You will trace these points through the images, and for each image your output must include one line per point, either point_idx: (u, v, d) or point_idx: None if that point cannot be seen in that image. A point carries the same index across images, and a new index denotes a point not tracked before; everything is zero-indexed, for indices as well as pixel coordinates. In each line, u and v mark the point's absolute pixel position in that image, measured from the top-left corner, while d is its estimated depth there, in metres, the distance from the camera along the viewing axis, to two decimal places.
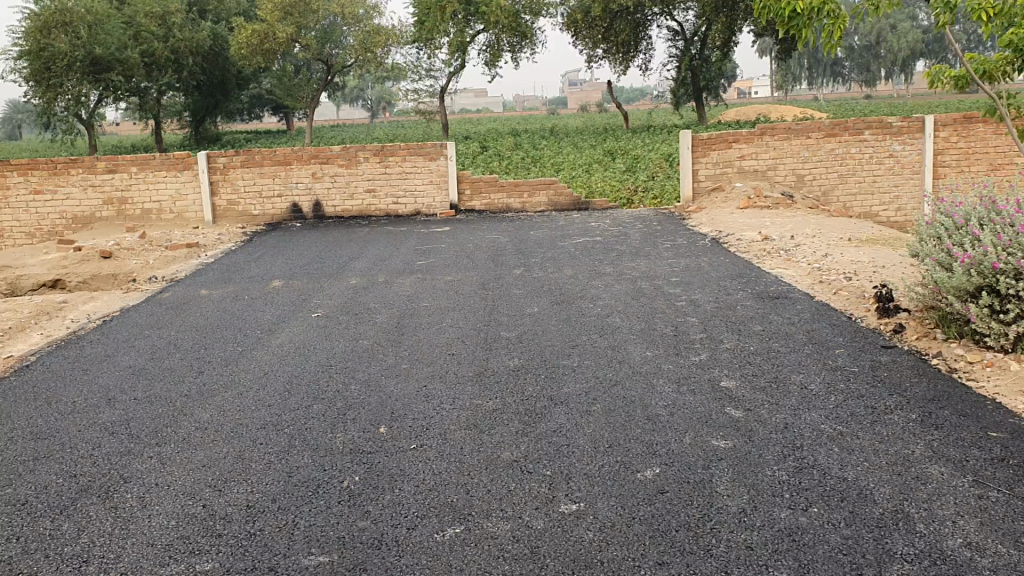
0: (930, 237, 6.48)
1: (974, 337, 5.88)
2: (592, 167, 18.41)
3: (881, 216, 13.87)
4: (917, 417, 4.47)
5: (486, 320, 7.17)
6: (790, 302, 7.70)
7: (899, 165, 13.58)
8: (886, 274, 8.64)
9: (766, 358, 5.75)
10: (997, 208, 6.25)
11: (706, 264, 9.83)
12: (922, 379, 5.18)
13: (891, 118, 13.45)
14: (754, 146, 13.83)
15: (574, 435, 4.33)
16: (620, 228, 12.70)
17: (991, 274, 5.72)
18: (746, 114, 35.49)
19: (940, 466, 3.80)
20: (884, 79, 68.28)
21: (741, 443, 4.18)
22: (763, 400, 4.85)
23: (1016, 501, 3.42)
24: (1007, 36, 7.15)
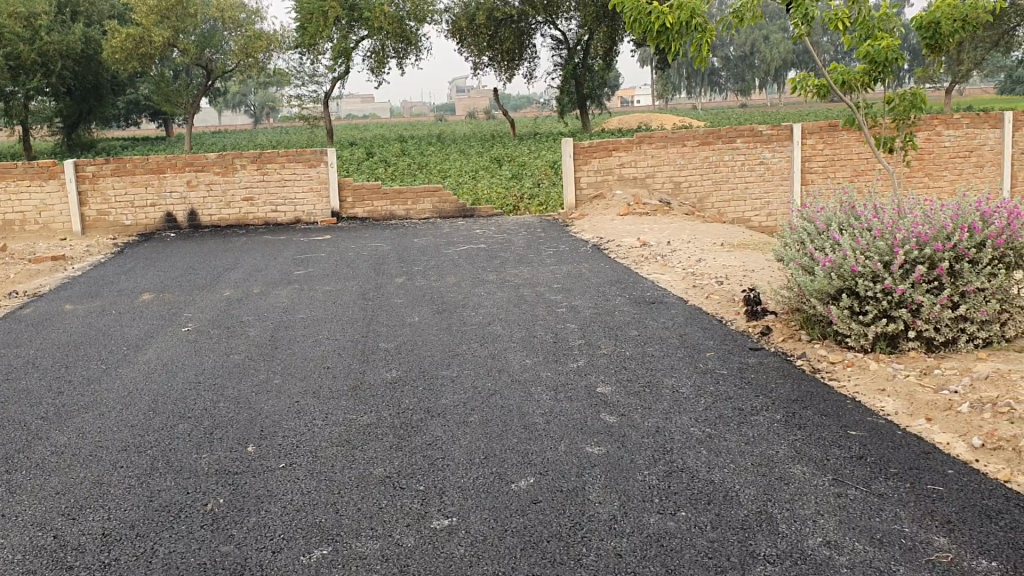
0: (794, 241, 6.70)
1: (835, 338, 6.13)
2: (477, 174, 18.42)
3: (754, 220, 14.32)
4: (782, 417, 4.60)
5: (364, 331, 7.06)
6: (665, 307, 7.85)
7: (768, 172, 14.07)
8: (755, 277, 8.93)
9: (641, 363, 5.84)
10: (855, 213, 6.57)
11: (586, 270, 9.95)
12: (787, 380, 5.35)
13: (761, 127, 13.93)
14: (632, 154, 13.99)
15: (448, 448, 4.29)
16: (503, 235, 12.73)
17: (851, 277, 5.97)
18: (628, 122, 36.20)
19: (803, 465, 3.92)
20: (758, 89, 70.85)
21: (613, 449, 4.21)
22: (636, 405, 4.92)
23: (872, 498, 3.55)
24: (865, 48, 7.46)
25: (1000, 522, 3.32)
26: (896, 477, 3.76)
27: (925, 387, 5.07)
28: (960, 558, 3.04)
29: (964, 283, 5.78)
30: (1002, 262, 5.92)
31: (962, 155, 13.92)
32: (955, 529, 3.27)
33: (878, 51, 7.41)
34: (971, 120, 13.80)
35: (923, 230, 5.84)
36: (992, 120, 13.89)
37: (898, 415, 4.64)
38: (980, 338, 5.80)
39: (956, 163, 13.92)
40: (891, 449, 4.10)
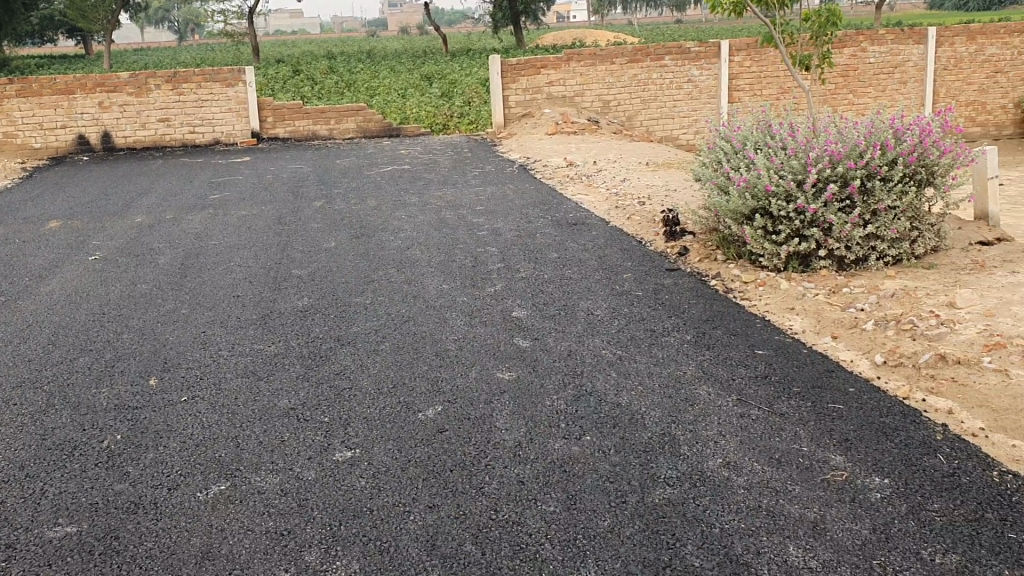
0: (712, 162, 6.67)
1: (750, 258, 6.16)
2: (405, 92, 18.00)
3: (681, 139, 14.31)
4: (691, 338, 4.63)
5: (279, 258, 6.89)
6: (587, 228, 7.81)
7: (696, 91, 14.01)
8: (679, 197, 8.95)
9: (558, 285, 5.81)
10: (771, 132, 6.54)
11: (511, 192, 9.84)
12: (701, 300, 5.37)
13: (689, 44, 13.79)
14: (561, 72, 13.75)
15: (357, 377, 4.21)
16: (428, 155, 12.52)
17: (765, 198, 5.96)
18: (561, 38, 35.72)
19: (709, 386, 3.94)
20: (692, 4, 70.22)
21: (524, 373, 4.18)
22: (550, 328, 4.89)
23: (774, 418, 3.59)
24: None
25: (895, 439, 3.38)
26: (798, 396, 3.81)
27: (833, 305, 5.13)
28: (855, 476, 3.09)
29: (875, 201, 5.85)
30: (913, 180, 6.01)
31: (886, 71, 14.01)
32: (852, 447, 3.32)
33: None
34: (895, 36, 13.86)
35: (836, 149, 5.85)
36: (916, 36, 13.97)
37: (805, 333, 4.69)
38: (891, 255, 5.90)
39: (881, 79, 14.01)
40: (796, 368, 4.15)
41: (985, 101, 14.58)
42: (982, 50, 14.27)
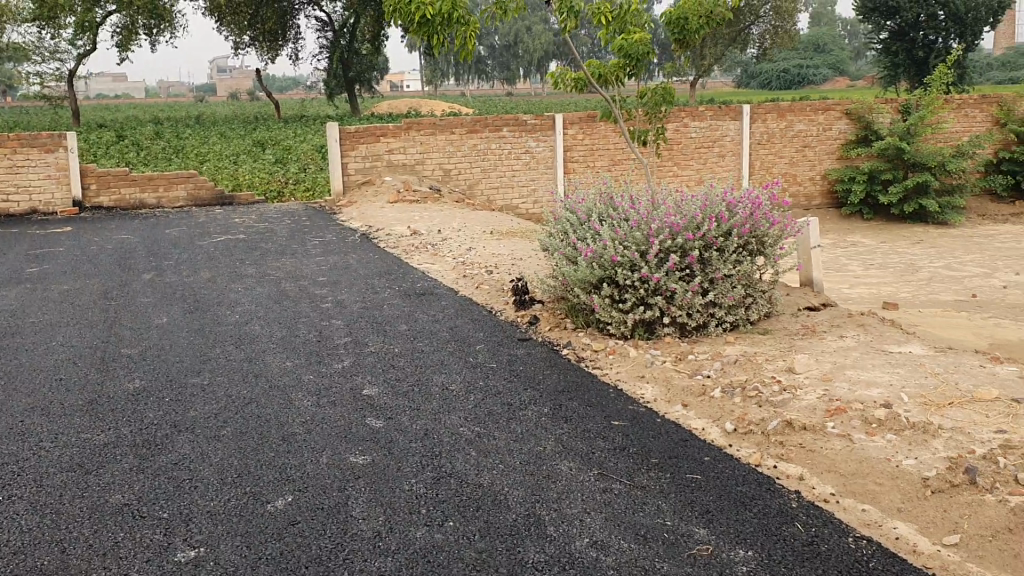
0: (559, 232, 6.73)
1: (598, 326, 6.22)
2: (238, 158, 17.53)
3: (521, 209, 14.45)
4: (548, 411, 4.58)
5: (105, 336, 6.42)
6: (434, 298, 7.72)
7: (534, 161, 14.24)
8: (524, 266, 9.02)
9: (409, 360, 5.67)
10: (614, 204, 6.69)
11: (354, 262, 9.64)
12: (554, 371, 5.36)
13: (526, 116, 14.04)
14: (400, 140, 13.70)
15: (198, 467, 3.92)
16: (265, 224, 12.14)
17: (611, 267, 6.05)
18: (397, 108, 35.86)
19: (570, 461, 3.89)
20: (523, 77, 72.20)
21: (379, 457, 4.00)
22: (404, 407, 4.73)
23: (636, 492, 3.57)
24: (617, 42, 7.41)
25: (753, 508, 3.41)
26: (658, 468, 3.81)
27: (681, 372, 5.22)
28: (719, 550, 3.09)
29: (712, 270, 6.04)
30: (746, 250, 6.26)
31: (707, 145, 14.72)
32: (713, 519, 3.32)
33: (629, 44, 7.39)
34: (713, 112, 14.60)
35: (676, 220, 6.03)
36: (732, 113, 14.73)
37: (658, 402, 4.74)
38: (729, 321, 6.09)
39: (702, 153, 14.70)
40: (652, 438, 4.16)
41: (796, 173, 15.36)
42: (791, 126, 15.16)
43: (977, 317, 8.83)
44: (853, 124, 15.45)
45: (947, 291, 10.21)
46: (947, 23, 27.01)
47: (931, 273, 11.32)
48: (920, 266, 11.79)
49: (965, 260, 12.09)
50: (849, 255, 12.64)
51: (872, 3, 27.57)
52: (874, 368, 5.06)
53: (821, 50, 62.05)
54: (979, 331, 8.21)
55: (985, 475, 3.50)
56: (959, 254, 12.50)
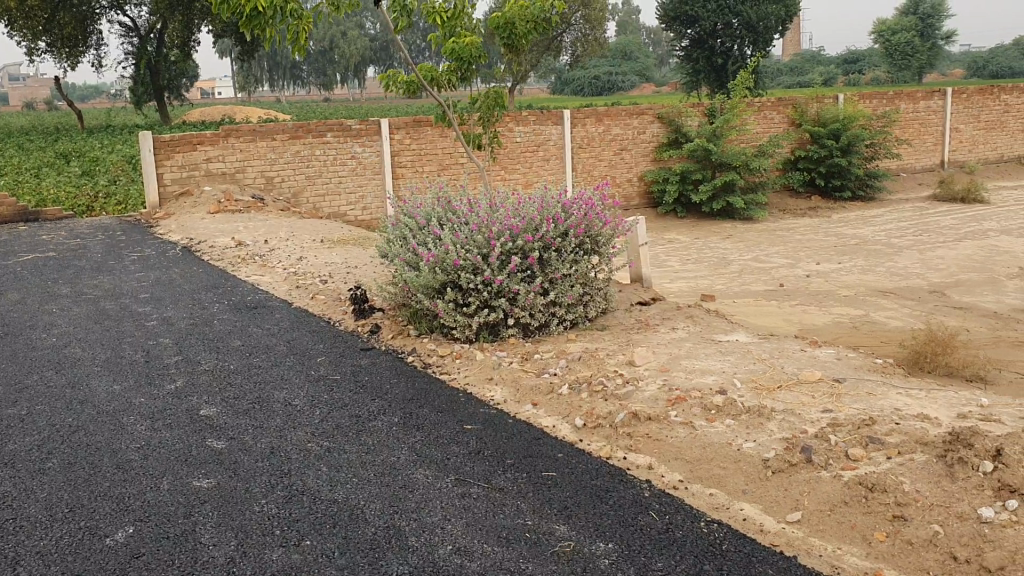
0: (397, 237, 6.64)
1: (442, 330, 6.19)
2: (40, 172, 16.34)
3: (349, 216, 13.98)
4: (398, 420, 4.52)
5: None
6: (268, 311, 7.48)
7: (360, 167, 13.87)
8: (358, 274, 8.88)
9: (247, 377, 5.45)
10: (451, 208, 6.66)
11: (178, 277, 9.20)
12: (401, 379, 5.29)
13: (350, 121, 13.66)
14: (219, 148, 12.96)
15: (23, 505, 3.61)
16: (77, 240, 11.38)
17: (453, 271, 6.02)
18: (210, 115, 34.46)
19: (425, 469, 3.85)
20: (340, 84, 70.97)
21: (224, 480, 3.82)
22: (246, 426, 4.54)
23: (495, 494, 3.57)
24: (448, 45, 7.40)
25: (609, 501, 3.48)
26: (513, 468, 3.82)
27: (528, 372, 5.25)
28: (580, 545, 3.13)
29: (552, 271, 6.15)
30: (582, 249, 6.40)
31: (532, 149, 14.83)
32: (573, 515, 3.36)
33: (461, 48, 7.38)
34: (536, 117, 14.75)
35: (515, 223, 6.08)
36: (553, 117, 14.97)
37: (507, 403, 4.76)
38: (569, 319, 6.23)
39: (528, 157, 14.80)
40: (505, 440, 4.17)
41: (615, 175, 15.85)
42: (609, 130, 15.63)
43: (787, 305, 9.40)
44: (665, 126, 16.19)
45: (758, 281, 10.83)
46: (741, 31, 28.65)
47: (742, 265, 11.97)
48: (732, 259, 12.44)
49: (772, 252, 12.85)
50: (669, 252, 13.17)
51: (673, 12, 28.99)
52: (707, 358, 5.29)
53: (630, 57, 64.41)
54: (789, 317, 8.75)
55: (820, 452, 3.70)
56: (769, 247, 13.27)
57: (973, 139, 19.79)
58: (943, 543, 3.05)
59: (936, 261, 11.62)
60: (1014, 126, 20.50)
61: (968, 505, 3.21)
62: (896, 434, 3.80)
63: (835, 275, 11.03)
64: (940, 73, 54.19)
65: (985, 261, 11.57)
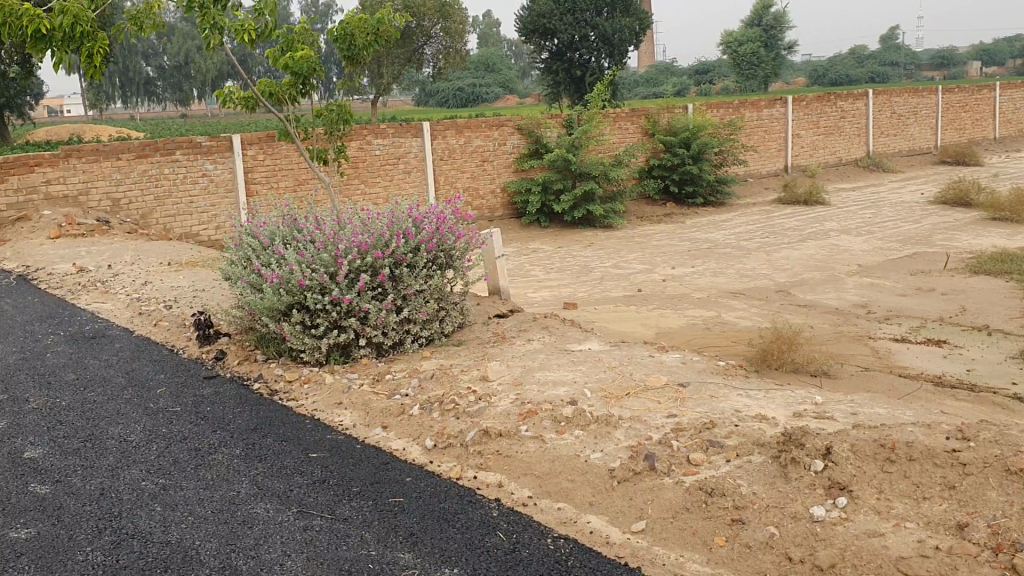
0: (241, 258, 6.38)
1: (291, 354, 5.99)
2: None
3: (202, 235, 13.30)
4: (240, 452, 4.33)
5: None
6: (108, 341, 7.08)
7: (212, 185, 13.23)
8: (205, 298, 8.55)
9: (80, 413, 5.12)
10: (297, 226, 6.45)
11: (10, 307, 8.61)
12: (246, 408, 5.07)
13: (200, 137, 13.04)
14: (58, 169, 12.13)
15: None
16: None
17: (299, 292, 5.82)
18: (56, 134, 32.69)
19: (266, 503, 3.69)
20: (195, 100, 68.69)
21: (45, 528, 3.54)
22: (74, 466, 4.25)
23: (339, 524, 3.44)
24: (284, 59, 7.20)
25: (455, 523, 3.40)
26: (359, 496, 3.70)
27: (378, 394, 5.11)
28: (425, 573, 3.05)
29: (404, 287, 6.04)
30: (436, 264, 6.31)
31: (391, 161, 14.57)
32: (418, 541, 3.27)
33: (297, 61, 7.20)
34: (395, 129, 14.50)
35: (363, 240, 5.94)
36: (412, 130, 14.77)
37: (356, 428, 4.63)
38: (424, 336, 6.13)
39: (387, 170, 14.51)
40: (352, 467, 4.04)
41: (477, 187, 15.75)
42: (469, 142, 15.59)
43: (644, 309, 9.59)
44: (524, 138, 16.28)
45: (617, 287, 11.02)
46: (598, 43, 29.26)
47: (602, 272, 12.13)
48: (593, 266, 12.59)
49: (631, 258, 13.09)
50: (531, 261, 13.24)
51: (532, 25, 29.36)
52: (559, 368, 5.29)
53: (491, 69, 64.67)
54: (646, 322, 8.90)
55: (663, 459, 3.73)
56: (626, 253, 13.55)
57: (813, 145, 20.79)
58: (779, 543, 3.12)
59: (783, 262, 12.09)
60: (850, 131, 21.63)
61: (801, 505, 3.30)
62: (735, 436, 3.88)
63: (690, 279, 11.31)
64: (785, 82, 56.74)
65: (826, 260, 12.12)
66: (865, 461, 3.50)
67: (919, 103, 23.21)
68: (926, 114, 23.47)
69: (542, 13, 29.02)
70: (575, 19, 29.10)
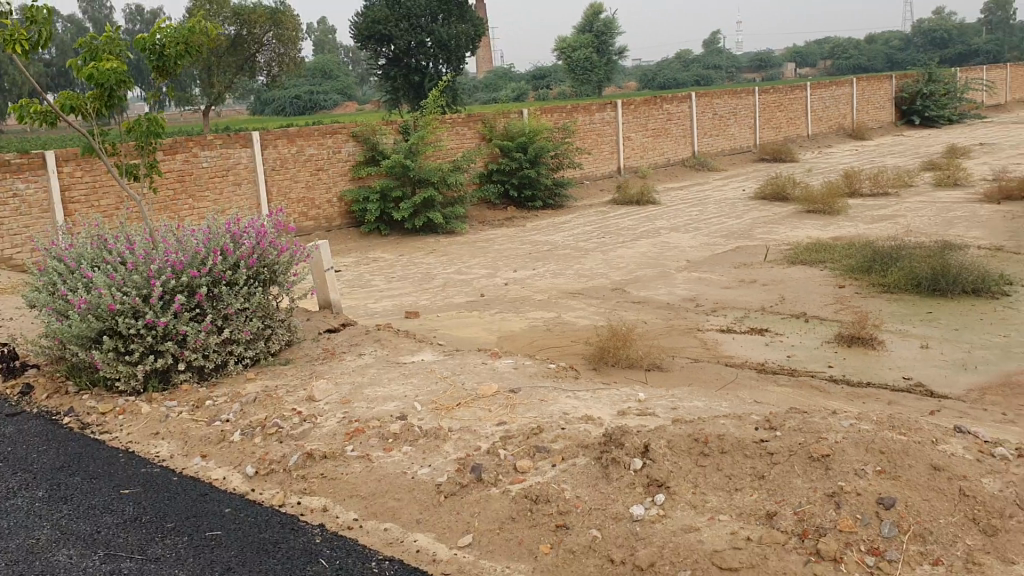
0: (44, 284, 5.93)
1: (104, 383, 5.62)
2: None
3: (14, 260, 11.60)
4: (43, 494, 4.00)
5: None
6: None
7: (25, 206, 11.60)
8: (13, 327, 7.93)
9: None
10: (106, 246, 6.07)
11: None
12: (52, 445, 4.71)
13: (9, 153, 11.42)
14: None
15: None
16: None
17: (109, 317, 5.47)
18: None
19: (70, 548, 3.42)
20: None
21: None
22: None
23: (150, 566, 3.23)
24: (87, 69, 6.78)
25: (276, 554, 3.26)
26: (173, 533, 3.49)
27: (199, 421, 4.85)
28: None
29: (224, 306, 5.78)
30: (259, 280, 6.08)
31: (219, 175, 13.76)
32: None
33: (101, 72, 6.79)
34: (222, 140, 13.71)
35: (177, 258, 5.65)
36: (241, 139, 13.97)
37: (173, 459, 4.39)
38: (248, 357, 5.90)
39: (216, 183, 13.71)
40: (166, 501, 3.82)
41: (313, 197, 15.08)
42: (302, 151, 14.85)
43: (485, 314, 9.58)
44: (360, 145, 15.69)
45: (458, 294, 10.98)
46: (434, 49, 29.24)
47: (444, 279, 12.05)
48: (434, 274, 12.49)
49: (472, 264, 13.07)
50: (371, 271, 13.01)
51: (367, 31, 28.91)
52: (389, 383, 5.18)
53: (328, 75, 63.39)
54: (486, 327, 8.88)
55: (489, 470, 3.71)
56: (467, 258, 13.52)
57: (643, 147, 21.45)
58: (601, 546, 3.15)
59: (618, 261, 12.39)
60: (676, 132, 22.45)
61: (622, 505, 3.35)
62: (561, 439, 3.91)
63: (530, 282, 11.40)
64: (617, 85, 58.45)
65: (658, 257, 12.50)
66: (681, 456, 3.60)
67: (739, 105, 24.37)
68: (745, 115, 24.64)
69: (377, 19, 28.55)
70: (410, 25, 28.90)
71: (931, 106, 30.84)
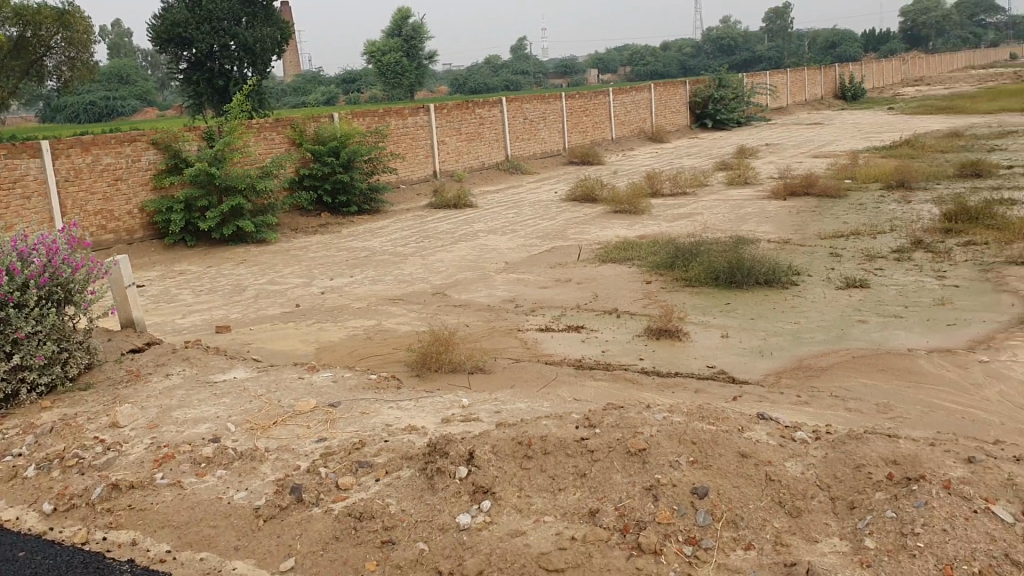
0: None
1: None
2: None
3: None
4: None
5: None
6: None
7: None
8: None
9: None
10: None
11: None
12: None
13: None
14: None
15: None
16: None
17: None
18: None
19: None
20: None
21: None
22: None
23: None
24: None
25: None
26: None
27: None
28: None
29: (13, 330, 5.33)
30: (51, 300, 5.65)
31: (5, 187, 12.68)
32: None
33: None
34: (6, 150, 12.65)
35: None
36: (30, 149, 12.94)
37: None
38: (43, 383, 5.48)
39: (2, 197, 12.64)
40: None
41: (112, 209, 14.20)
42: (98, 160, 13.96)
43: (302, 325, 9.34)
44: (161, 153, 14.92)
45: (272, 305, 10.64)
46: (238, 53, 28.35)
47: (257, 290, 11.67)
48: (246, 285, 12.07)
49: (286, 273, 12.72)
50: (178, 285, 12.42)
51: (166, 33, 27.40)
52: (201, 404, 4.94)
53: (125, 79, 60.25)
54: (304, 338, 8.65)
55: (309, 489, 3.61)
56: (281, 268, 13.14)
57: (458, 151, 21.58)
58: (429, 559, 3.11)
59: (437, 265, 12.39)
60: (489, 136, 22.70)
61: (448, 515, 3.33)
62: (384, 453, 3.86)
63: (348, 289, 11.20)
64: (428, 90, 58.73)
65: (476, 260, 12.60)
66: (504, 461, 3.63)
67: (547, 110, 24.95)
68: (553, 120, 25.28)
69: (177, 22, 27.16)
70: (212, 28, 27.74)
71: (722, 110, 32.76)
